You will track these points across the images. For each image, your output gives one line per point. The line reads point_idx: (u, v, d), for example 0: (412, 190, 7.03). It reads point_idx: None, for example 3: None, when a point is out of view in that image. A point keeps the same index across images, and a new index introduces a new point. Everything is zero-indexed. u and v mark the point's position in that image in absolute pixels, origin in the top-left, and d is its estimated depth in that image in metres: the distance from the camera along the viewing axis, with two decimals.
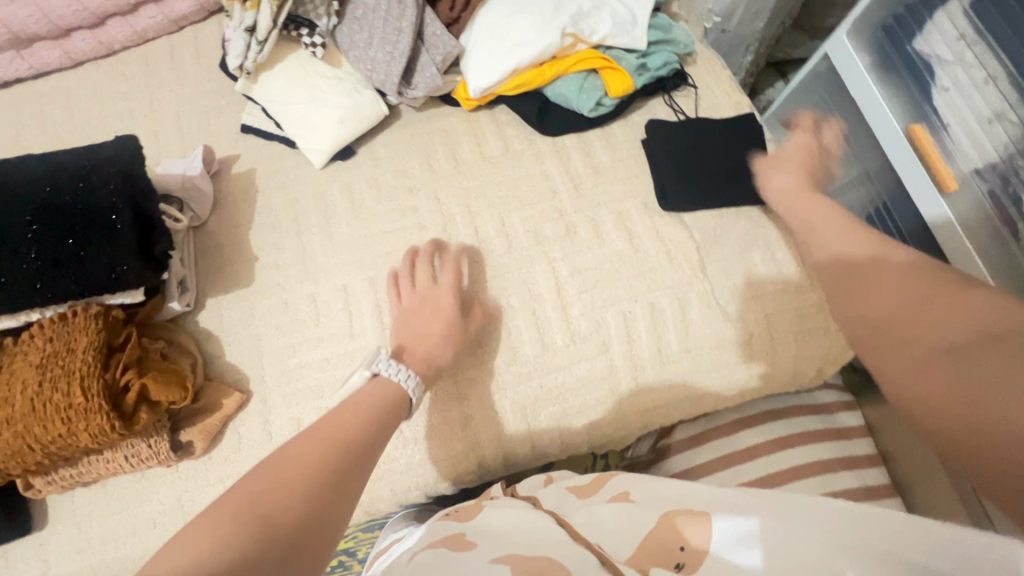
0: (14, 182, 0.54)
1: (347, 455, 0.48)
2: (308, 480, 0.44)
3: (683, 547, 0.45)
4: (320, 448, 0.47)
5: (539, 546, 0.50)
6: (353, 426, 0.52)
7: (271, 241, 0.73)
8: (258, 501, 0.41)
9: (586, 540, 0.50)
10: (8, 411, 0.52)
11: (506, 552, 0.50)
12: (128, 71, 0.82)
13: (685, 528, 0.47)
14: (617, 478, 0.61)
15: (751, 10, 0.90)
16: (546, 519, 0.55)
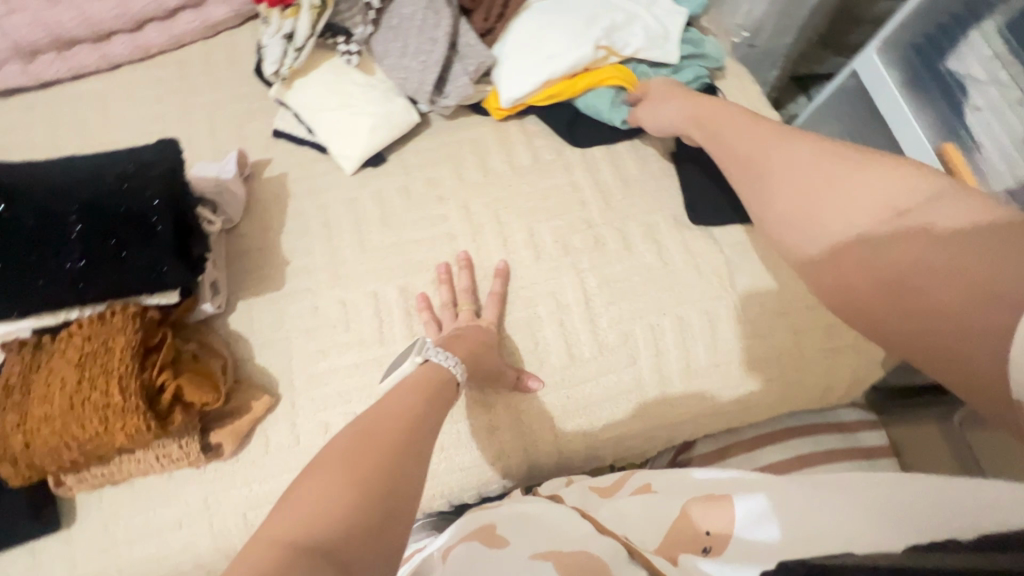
0: (58, 182, 0.55)
1: (419, 420, 0.49)
2: (387, 443, 0.44)
3: (709, 532, 0.51)
4: (391, 415, 0.48)
5: (571, 538, 0.53)
6: (415, 394, 0.53)
7: (302, 245, 0.74)
8: (348, 459, 0.42)
9: (613, 532, 0.55)
10: (47, 408, 0.53)
11: (543, 547, 0.53)
12: (163, 74, 0.83)
13: (709, 514, 0.52)
14: (638, 476, 0.64)
15: (780, 26, 0.90)
16: (574, 514, 0.58)
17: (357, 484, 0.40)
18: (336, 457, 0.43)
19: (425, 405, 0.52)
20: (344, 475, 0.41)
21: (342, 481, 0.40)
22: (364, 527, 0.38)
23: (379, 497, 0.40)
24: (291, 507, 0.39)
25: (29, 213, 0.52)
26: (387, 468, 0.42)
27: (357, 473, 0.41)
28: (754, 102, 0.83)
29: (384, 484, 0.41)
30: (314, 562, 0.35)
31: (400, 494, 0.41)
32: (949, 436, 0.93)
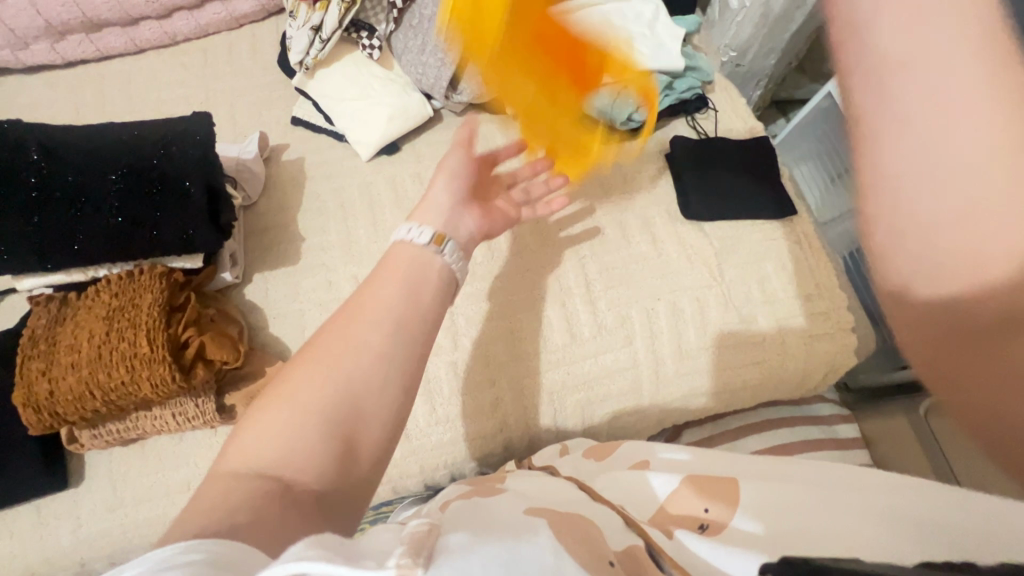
0: (100, 145, 0.58)
1: (393, 328, 0.44)
2: (357, 362, 0.41)
3: (707, 510, 0.48)
4: (357, 329, 0.43)
5: (562, 502, 0.49)
6: (382, 306, 0.45)
7: (318, 224, 0.77)
8: (306, 394, 0.39)
9: (608, 502, 0.50)
10: (75, 356, 0.55)
11: (533, 504, 0.47)
12: (187, 61, 0.86)
13: (702, 498, 0.49)
14: (630, 446, 0.63)
15: (765, 47, 0.98)
16: (567, 484, 0.55)
17: (320, 404, 0.39)
18: (308, 370, 0.41)
19: (402, 313, 0.46)
20: (312, 393, 0.39)
21: (310, 403, 0.39)
22: (329, 462, 0.38)
23: (345, 428, 0.39)
24: (261, 423, 0.39)
25: (73, 171, 0.56)
26: (357, 385, 0.41)
27: (325, 390, 0.40)
28: (741, 113, 0.90)
29: (351, 412, 0.40)
30: (282, 493, 0.35)
31: (365, 417, 0.40)
32: (917, 425, 0.96)
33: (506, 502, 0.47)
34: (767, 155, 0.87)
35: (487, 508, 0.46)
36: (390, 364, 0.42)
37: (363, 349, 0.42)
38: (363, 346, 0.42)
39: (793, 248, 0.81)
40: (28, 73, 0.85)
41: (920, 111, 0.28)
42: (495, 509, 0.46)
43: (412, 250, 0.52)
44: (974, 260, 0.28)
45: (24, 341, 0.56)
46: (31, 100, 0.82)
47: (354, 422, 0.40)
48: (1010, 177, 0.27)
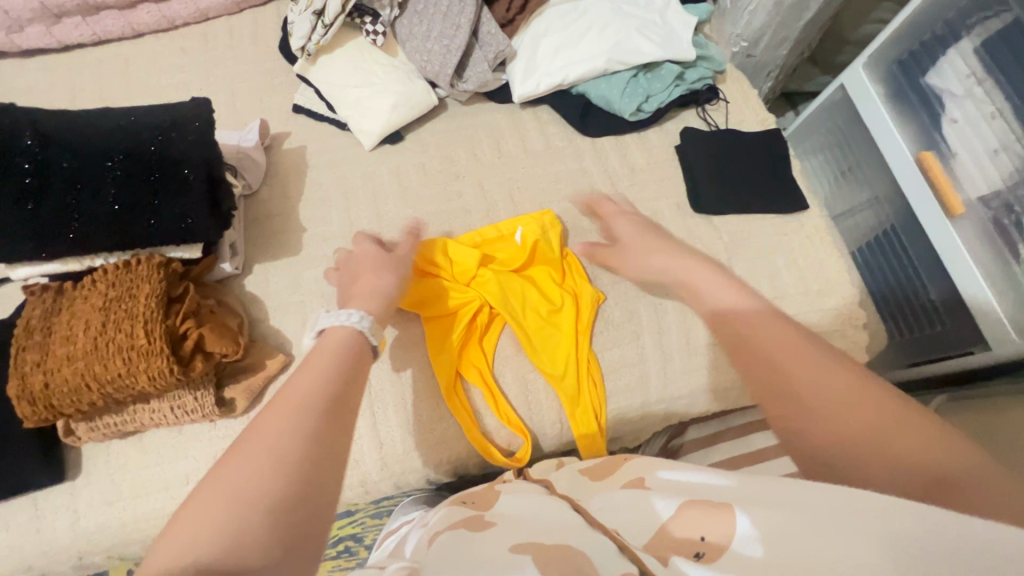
0: (95, 131, 0.56)
1: (320, 417, 0.37)
2: (291, 454, 0.34)
3: (704, 537, 0.41)
4: (288, 414, 0.36)
5: (555, 531, 0.47)
6: (308, 390, 0.38)
7: (320, 214, 0.75)
8: (235, 490, 0.32)
9: (603, 527, 0.48)
10: (70, 348, 0.54)
11: (523, 539, 0.46)
12: (187, 46, 0.84)
13: (703, 522, 0.42)
14: (633, 463, 0.59)
15: (776, 38, 0.96)
16: (561, 506, 0.53)
17: (265, 500, 0.32)
18: (238, 470, 0.34)
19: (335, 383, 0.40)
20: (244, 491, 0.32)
21: (254, 506, 0.32)
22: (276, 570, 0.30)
23: (289, 527, 0.32)
24: (185, 527, 0.32)
25: (68, 156, 0.54)
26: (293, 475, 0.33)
27: (265, 488, 0.33)
28: (752, 104, 0.89)
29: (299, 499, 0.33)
30: None
31: (307, 519, 0.33)
32: None
33: (495, 540, 0.46)
34: (778, 147, 0.85)
35: (477, 550, 0.45)
36: (329, 456, 0.36)
37: (295, 446, 0.35)
38: (303, 439, 0.35)
39: (804, 243, 0.79)
40: (23, 57, 0.83)
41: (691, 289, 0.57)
42: (483, 555, 0.44)
43: (348, 331, 0.46)
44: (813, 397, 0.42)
45: (19, 331, 0.55)
46: (27, 84, 0.80)
47: (295, 524, 0.32)
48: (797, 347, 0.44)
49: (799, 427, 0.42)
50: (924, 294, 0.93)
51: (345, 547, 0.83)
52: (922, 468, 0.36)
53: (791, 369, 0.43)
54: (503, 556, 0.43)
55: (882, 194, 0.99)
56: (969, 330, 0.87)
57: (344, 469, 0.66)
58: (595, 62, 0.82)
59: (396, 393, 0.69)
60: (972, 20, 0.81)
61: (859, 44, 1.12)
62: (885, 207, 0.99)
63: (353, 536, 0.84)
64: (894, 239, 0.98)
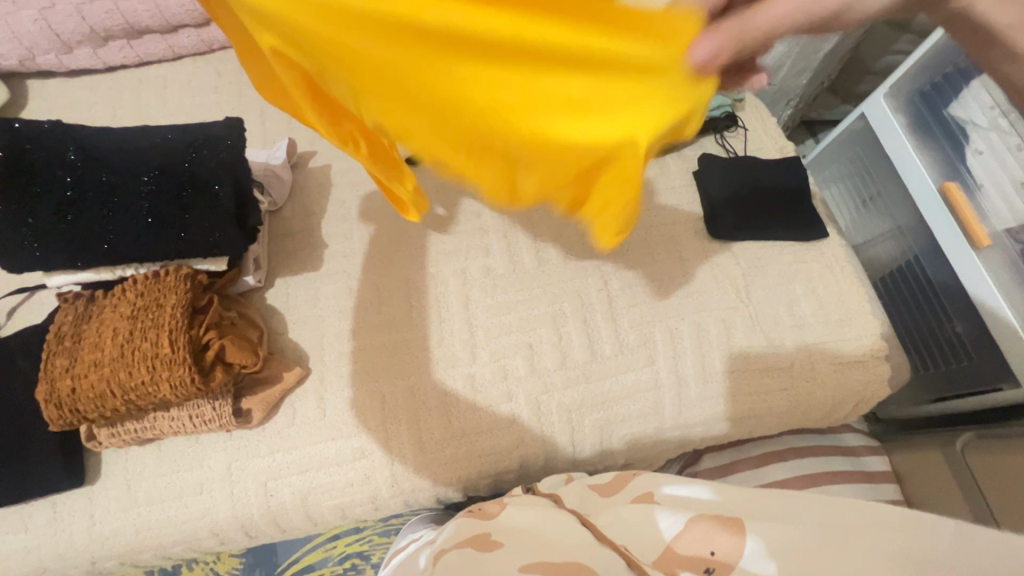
0: (131, 147, 0.59)
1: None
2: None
3: (713, 552, 0.43)
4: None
5: (564, 549, 0.47)
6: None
7: (341, 231, 0.77)
8: None
9: (612, 542, 0.48)
10: (97, 354, 0.55)
11: (536, 557, 0.46)
12: (222, 68, 0.88)
13: (716, 537, 0.44)
14: (642, 478, 0.58)
15: (796, 67, 0.96)
16: (569, 519, 0.53)
17: None
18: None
19: None
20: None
21: None
22: None
23: None
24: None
25: (105, 170, 0.57)
26: None
27: None
28: (771, 132, 0.89)
29: None
30: None
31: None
32: (955, 466, 0.85)
33: (507, 557, 0.47)
34: (798, 175, 0.85)
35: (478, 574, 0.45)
36: None
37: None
38: None
39: (823, 273, 0.79)
40: (71, 76, 0.88)
41: None
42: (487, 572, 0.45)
43: None
44: None
45: (51, 337, 0.57)
46: (73, 103, 0.85)
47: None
48: None
49: None
50: (948, 327, 0.92)
51: (352, 565, 0.84)
52: None
53: None
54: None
55: (904, 224, 0.98)
56: (996, 364, 0.84)
57: (354, 484, 0.66)
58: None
59: (409, 411, 0.68)
60: None
61: (881, 73, 1.11)
62: (907, 238, 0.98)
63: (361, 554, 0.83)
64: (917, 269, 0.97)
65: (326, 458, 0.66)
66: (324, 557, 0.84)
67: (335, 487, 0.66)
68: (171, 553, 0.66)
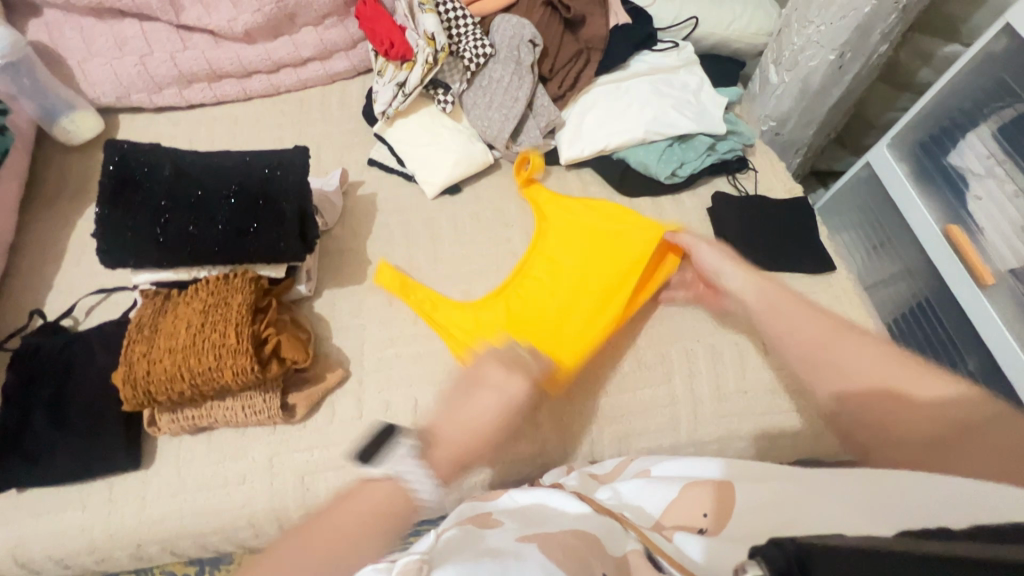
0: (219, 167, 0.69)
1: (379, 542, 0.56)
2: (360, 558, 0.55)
3: (707, 515, 0.51)
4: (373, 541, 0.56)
5: (564, 521, 0.50)
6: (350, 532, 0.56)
7: (384, 250, 0.85)
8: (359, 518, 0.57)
9: (612, 513, 0.51)
10: (172, 342, 0.62)
11: (531, 530, 0.48)
12: (286, 108, 1.00)
13: (708, 502, 0.52)
14: (638, 462, 0.64)
15: (803, 119, 1.05)
16: (571, 499, 0.54)
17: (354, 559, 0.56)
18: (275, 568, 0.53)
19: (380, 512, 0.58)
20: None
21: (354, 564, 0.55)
22: None
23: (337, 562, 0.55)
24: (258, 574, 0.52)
25: (195, 185, 0.66)
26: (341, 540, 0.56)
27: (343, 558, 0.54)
28: (780, 176, 0.97)
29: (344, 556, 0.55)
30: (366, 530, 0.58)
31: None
32: None
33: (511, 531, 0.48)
34: (805, 214, 0.92)
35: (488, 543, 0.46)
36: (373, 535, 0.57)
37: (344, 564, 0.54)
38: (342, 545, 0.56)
39: (832, 304, 0.83)
40: (155, 112, 1.00)
41: (805, 348, 0.67)
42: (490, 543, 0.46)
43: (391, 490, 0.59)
44: (844, 376, 0.62)
45: (131, 327, 0.64)
46: (156, 135, 0.97)
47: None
48: (861, 357, 0.63)
49: (881, 409, 0.59)
50: (962, 365, 0.95)
51: None
52: (889, 390, 0.59)
53: (849, 367, 0.62)
54: (507, 545, 0.45)
55: (913, 266, 1.05)
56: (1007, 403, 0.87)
57: None
58: (635, 131, 0.92)
59: (439, 415, 0.73)
60: (987, 110, 0.90)
61: (882, 128, 1.20)
62: (917, 279, 1.04)
63: None
64: (928, 312, 1.02)
65: (361, 456, 0.71)
66: None
67: None
68: (209, 543, 0.69)
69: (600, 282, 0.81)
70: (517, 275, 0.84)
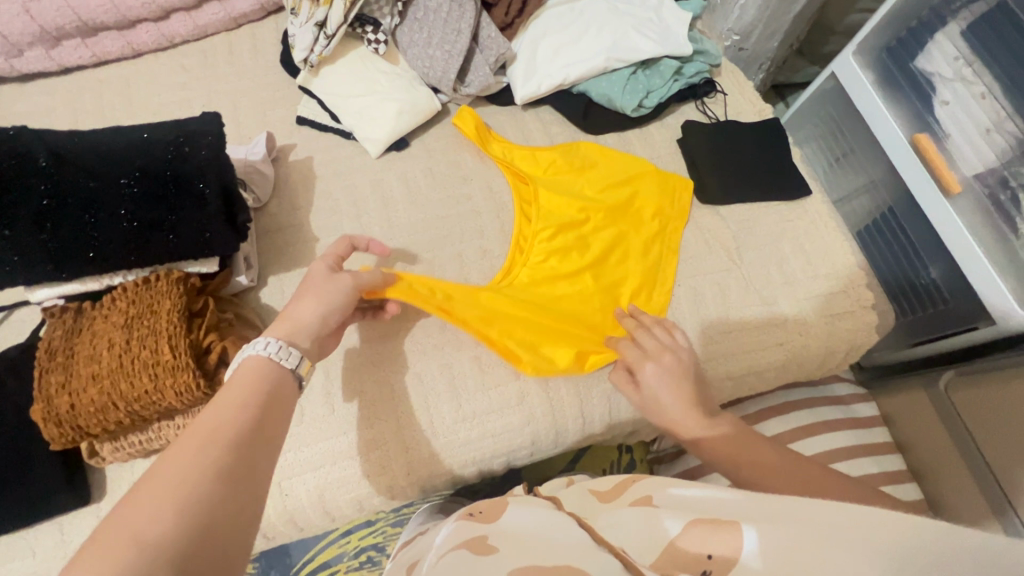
0: (108, 149, 0.56)
1: (229, 454, 0.38)
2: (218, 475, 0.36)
3: (710, 555, 0.37)
4: (198, 450, 0.37)
5: (556, 548, 0.42)
6: (233, 427, 0.40)
7: (330, 223, 0.76)
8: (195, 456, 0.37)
9: (608, 544, 0.42)
10: (95, 367, 0.53)
11: (526, 561, 0.41)
12: (187, 63, 0.85)
13: (711, 537, 0.38)
14: (646, 481, 0.51)
15: (767, 30, 0.97)
16: (567, 520, 0.47)
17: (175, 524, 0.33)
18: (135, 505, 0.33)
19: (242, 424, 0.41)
20: (141, 524, 0.32)
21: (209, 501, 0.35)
22: None
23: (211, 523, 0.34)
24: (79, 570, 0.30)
25: (83, 176, 0.54)
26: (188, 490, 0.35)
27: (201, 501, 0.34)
28: (748, 96, 0.91)
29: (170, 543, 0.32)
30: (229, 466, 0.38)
31: (231, 508, 0.35)
32: (939, 404, 0.93)
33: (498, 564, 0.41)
34: (777, 136, 0.87)
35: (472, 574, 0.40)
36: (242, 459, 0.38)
37: (202, 490, 0.35)
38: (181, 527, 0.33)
39: (808, 231, 0.81)
40: (23, 81, 0.83)
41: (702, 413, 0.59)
42: None
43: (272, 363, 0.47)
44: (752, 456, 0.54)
45: (40, 354, 0.54)
46: (29, 109, 0.81)
47: None
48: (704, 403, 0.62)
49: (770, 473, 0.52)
50: (924, 274, 0.95)
51: (367, 558, 0.82)
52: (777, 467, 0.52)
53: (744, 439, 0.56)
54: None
55: (877, 177, 1.01)
56: (971, 306, 0.87)
57: (370, 476, 0.66)
58: (595, 60, 0.83)
59: (417, 398, 0.68)
60: (956, 5, 0.85)
61: (845, 33, 1.15)
62: (880, 192, 1.02)
63: (376, 546, 0.82)
64: (891, 221, 1.00)
65: (339, 452, 0.66)
66: (339, 553, 0.83)
67: (350, 481, 0.65)
68: None
69: (627, 270, 0.77)
70: (533, 295, 0.74)
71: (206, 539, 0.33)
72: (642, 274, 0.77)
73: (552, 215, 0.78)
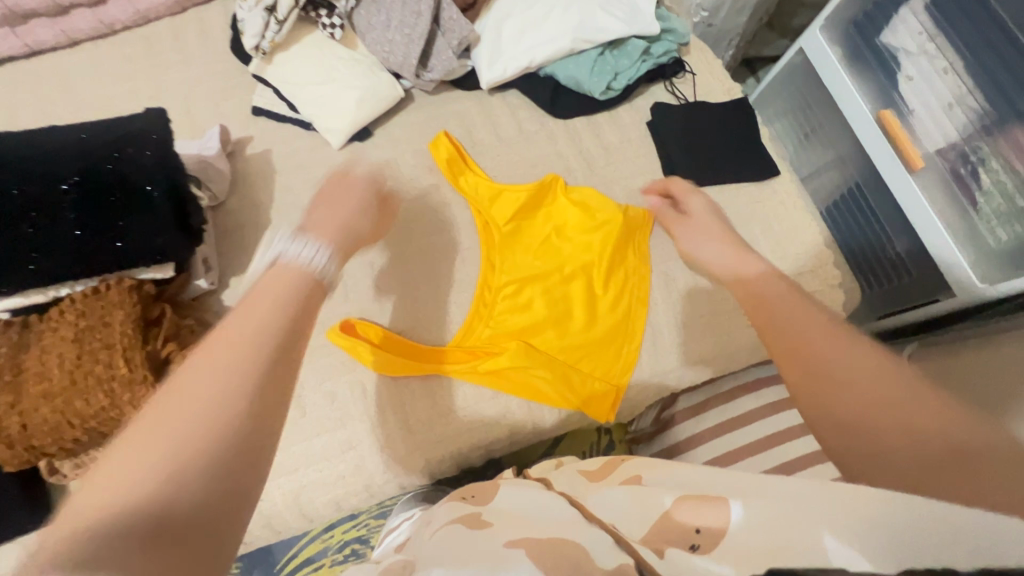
0: (44, 149, 0.52)
1: (257, 378, 0.33)
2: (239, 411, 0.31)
3: (699, 527, 0.37)
4: (216, 373, 0.32)
5: (549, 524, 0.42)
6: (251, 339, 0.34)
7: (293, 218, 0.73)
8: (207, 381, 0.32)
9: (600, 520, 0.43)
10: (46, 384, 0.51)
11: (520, 534, 0.41)
12: (130, 51, 0.80)
13: (699, 511, 0.38)
14: (634, 461, 0.53)
15: (736, 5, 0.96)
16: (557, 500, 0.47)
17: (185, 483, 0.28)
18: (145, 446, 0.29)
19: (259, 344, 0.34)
20: (142, 481, 0.27)
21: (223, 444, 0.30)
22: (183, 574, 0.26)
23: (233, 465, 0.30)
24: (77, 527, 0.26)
25: (17, 181, 0.50)
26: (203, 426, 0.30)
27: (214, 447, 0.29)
28: (717, 74, 0.89)
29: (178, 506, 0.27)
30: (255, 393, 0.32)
31: (258, 444, 0.31)
32: None
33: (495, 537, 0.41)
34: (746, 115, 0.86)
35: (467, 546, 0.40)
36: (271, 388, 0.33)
37: (220, 439, 0.30)
38: (194, 482, 0.28)
39: (776, 211, 0.81)
40: None
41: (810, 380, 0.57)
42: (466, 558, 0.38)
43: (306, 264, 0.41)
44: None
45: None
46: None
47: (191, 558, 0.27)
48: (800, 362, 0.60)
49: None
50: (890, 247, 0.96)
51: (352, 551, 0.81)
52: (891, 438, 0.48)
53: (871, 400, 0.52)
54: (491, 554, 0.38)
55: (845, 152, 1.02)
56: (930, 279, 0.90)
57: (347, 476, 0.65)
58: (562, 41, 0.80)
59: (390, 395, 0.68)
60: None
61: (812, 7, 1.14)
62: (848, 165, 1.02)
63: (359, 539, 0.81)
64: (858, 196, 1.00)
65: (314, 455, 0.65)
66: (323, 547, 0.82)
67: (327, 481, 0.65)
68: None
69: (590, 251, 0.77)
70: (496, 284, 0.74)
71: (228, 495, 0.29)
72: (601, 263, 0.76)
73: (509, 202, 0.77)
